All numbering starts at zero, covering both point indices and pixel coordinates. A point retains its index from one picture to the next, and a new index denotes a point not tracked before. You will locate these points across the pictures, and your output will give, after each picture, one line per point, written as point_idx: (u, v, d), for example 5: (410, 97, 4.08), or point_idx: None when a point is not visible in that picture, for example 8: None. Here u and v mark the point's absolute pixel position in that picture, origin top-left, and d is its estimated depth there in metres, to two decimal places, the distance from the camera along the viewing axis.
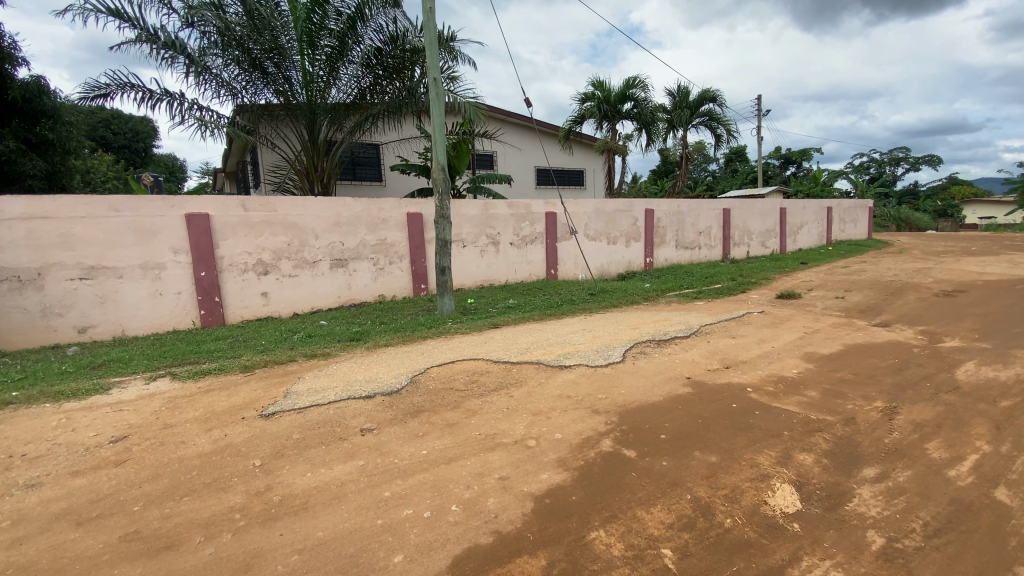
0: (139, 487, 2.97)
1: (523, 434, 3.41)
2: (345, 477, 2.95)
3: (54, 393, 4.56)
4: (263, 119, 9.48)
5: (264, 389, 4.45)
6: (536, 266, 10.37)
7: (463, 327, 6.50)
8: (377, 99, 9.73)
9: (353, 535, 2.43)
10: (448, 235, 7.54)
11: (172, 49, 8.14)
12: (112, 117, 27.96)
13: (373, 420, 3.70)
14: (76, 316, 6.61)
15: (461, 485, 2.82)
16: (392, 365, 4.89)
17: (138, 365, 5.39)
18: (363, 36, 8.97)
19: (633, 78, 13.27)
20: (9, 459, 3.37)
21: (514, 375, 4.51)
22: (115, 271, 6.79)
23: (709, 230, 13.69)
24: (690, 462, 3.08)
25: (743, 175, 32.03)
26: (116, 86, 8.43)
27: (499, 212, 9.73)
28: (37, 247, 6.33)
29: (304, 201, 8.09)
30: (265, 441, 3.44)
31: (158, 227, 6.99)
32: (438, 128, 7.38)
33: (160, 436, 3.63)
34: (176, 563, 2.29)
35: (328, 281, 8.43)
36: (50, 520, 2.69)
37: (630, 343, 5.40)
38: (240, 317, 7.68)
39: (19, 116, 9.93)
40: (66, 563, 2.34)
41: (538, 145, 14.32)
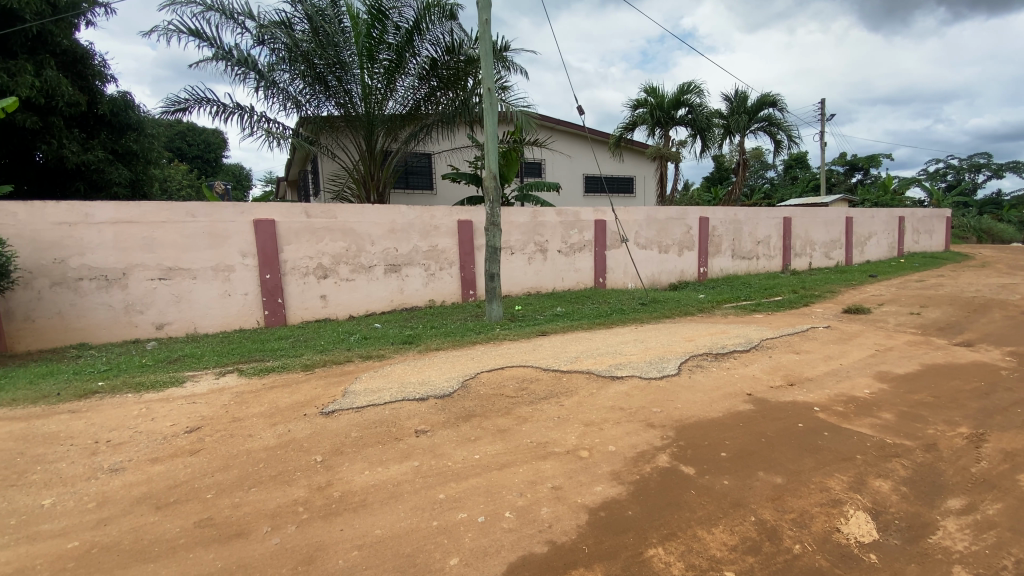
0: (212, 475, 3.14)
1: (575, 445, 3.36)
2: (401, 477, 3.00)
3: (135, 384, 4.92)
4: (325, 130, 9.90)
5: (323, 388, 4.62)
6: (584, 274, 10.27)
7: (511, 334, 6.51)
8: (432, 109, 9.99)
9: (410, 535, 2.46)
10: (498, 242, 7.59)
11: (243, 65, 8.70)
12: (188, 130, 30.16)
13: (427, 422, 3.76)
14: (155, 314, 7.13)
15: (515, 492, 2.81)
16: (443, 369, 4.95)
17: (209, 360, 5.74)
18: (419, 49, 9.21)
19: (688, 83, 12.96)
20: (97, 444, 3.67)
21: (565, 384, 4.46)
22: (190, 273, 7.27)
23: (767, 239, 13.11)
24: (754, 482, 2.93)
25: (804, 182, 30.53)
26: (194, 101, 9.07)
27: (547, 219, 9.73)
28: (123, 249, 6.88)
29: (361, 208, 8.39)
30: (325, 438, 3.56)
31: (229, 232, 7.44)
32: (491, 137, 7.48)
33: (229, 428, 3.84)
34: (245, 550, 2.40)
35: (382, 285, 8.68)
36: (133, 503, 2.90)
37: (684, 355, 5.22)
38: (300, 318, 8.05)
39: (107, 129, 10.90)
40: (146, 545, 2.50)
41: (588, 152, 14.23)
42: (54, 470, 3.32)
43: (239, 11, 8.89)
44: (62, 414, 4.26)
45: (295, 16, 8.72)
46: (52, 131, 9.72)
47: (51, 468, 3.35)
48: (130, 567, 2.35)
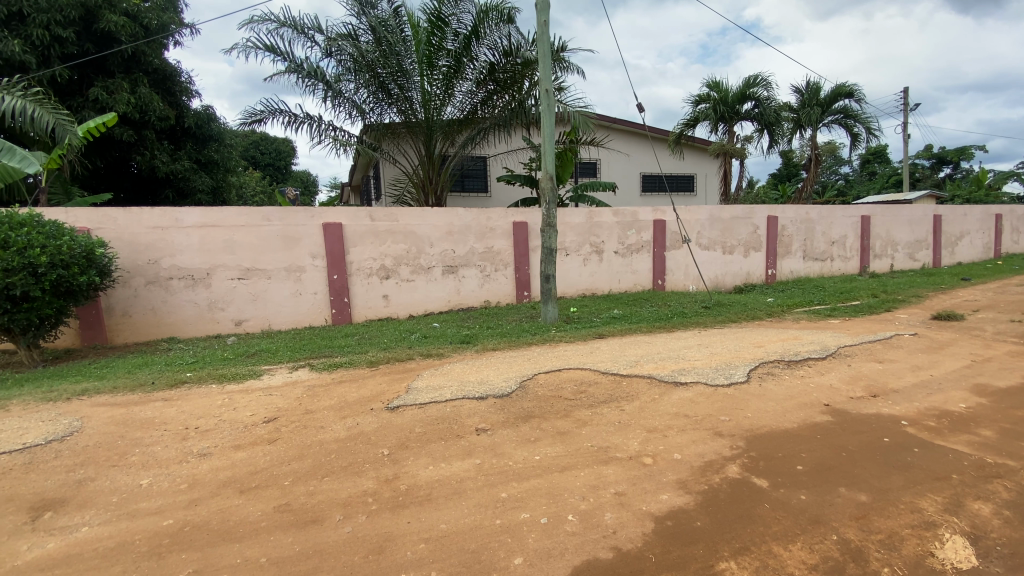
0: (288, 464, 3.33)
1: (637, 451, 3.28)
2: (464, 474, 3.06)
3: (218, 376, 5.31)
4: (387, 136, 10.22)
5: (387, 384, 4.78)
6: (642, 276, 10.04)
7: (568, 336, 6.46)
8: (489, 113, 10.12)
9: (475, 532, 2.49)
10: (554, 244, 7.56)
11: (313, 77, 9.18)
12: (260, 139, 32.22)
13: (487, 421, 3.80)
14: (234, 311, 7.66)
15: (577, 495, 2.78)
16: (501, 369, 4.99)
17: (283, 355, 6.10)
18: (477, 54, 9.36)
19: (754, 75, 12.38)
20: (186, 430, 3.99)
21: (625, 389, 4.36)
22: (266, 273, 7.76)
23: (843, 239, 12.26)
24: (834, 499, 2.74)
25: (884, 177, 28.36)
26: (268, 113, 9.68)
27: (604, 219, 9.58)
28: (208, 251, 7.44)
29: (421, 211, 8.63)
30: (391, 432, 3.68)
31: (301, 235, 7.89)
32: (548, 137, 7.45)
33: (303, 420, 4.06)
34: (320, 537, 2.53)
35: (440, 286, 8.87)
36: (219, 486, 3.12)
37: (753, 362, 4.97)
38: (364, 317, 8.39)
39: (192, 140, 11.86)
40: (232, 526, 2.69)
41: (646, 150, 13.90)
42: (151, 453, 3.63)
43: (309, 26, 9.40)
44: (156, 401, 4.66)
45: (360, 28, 9.10)
46: (145, 143, 10.71)
47: (147, 451, 3.67)
48: (219, 545, 2.53)
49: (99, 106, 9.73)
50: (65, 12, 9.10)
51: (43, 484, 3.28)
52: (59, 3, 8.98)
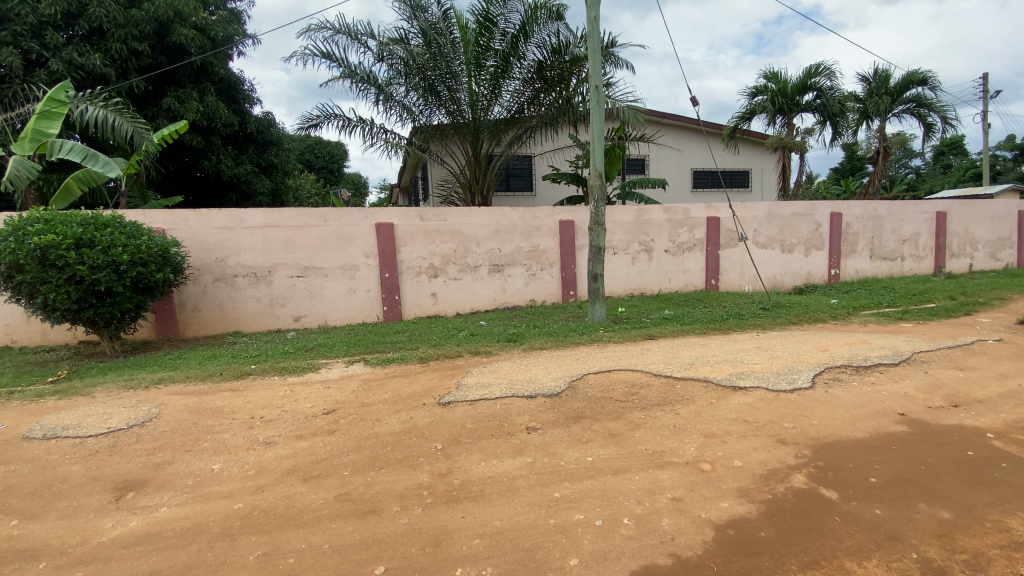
0: (347, 454, 3.45)
1: (694, 456, 3.18)
2: (516, 472, 3.06)
3: (279, 369, 5.57)
4: (435, 138, 10.37)
5: (438, 380, 4.87)
6: (694, 276, 9.73)
7: (617, 336, 6.34)
8: (536, 111, 10.11)
9: (529, 530, 2.49)
10: (603, 242, 7.45)
11: (366, 82, 9.47)
12: (315, 143, 33.56)
13: (537, 419, 3.79)
14: (293, 307, 8.02)
15: (632, 499, 2.72)
16: (550, 368, 4.98)
17: (339, 350, 6.33)
18: (525, 53, 9.38)
19: (816, 65, 11.75)
20: (252, 419, 4.21)
21: (679, 392, 4.23)
22: (322, 271, 8.07)
23: (915, 237, 11.43)
24: (912, 515, 2.55)
25: (960, 171, 26.24)
26: (324, 117, 10.06)
27: (654, 217, 9.36)
28: (270, 251, 7.83)
29: (468, 211, 8.73)
30: (443, 428, 3.75)
31: (355, 234, 8.16)
32: (597, 134, 7.35)
33: (359, 413, 4.19)
34: (379, 527, 2.62)
35: (486, 284, 8.94)
36: (283, 473, 3.27)
37: (818, 367, 4.71)
38: (414, 315, 8.58)
39: (254, 145, 12.51)
40: (297, 512, 2.82)
41: (698, 146, 13.47)
42: (221, 440, 3.86)
43: (363, 32, 9.70)
44: (225, 391, 4.95)
45: (411, 32, 9.29)
46: (212, 149, 11.39)
47: (218, 438, 3.90)
48: (285, 530, 2.65)
49: (171, 115, 10.41)
50: (139, 27, 9.73)
51: (127, 466, 3.55)
52: (136, 19, 9.65)
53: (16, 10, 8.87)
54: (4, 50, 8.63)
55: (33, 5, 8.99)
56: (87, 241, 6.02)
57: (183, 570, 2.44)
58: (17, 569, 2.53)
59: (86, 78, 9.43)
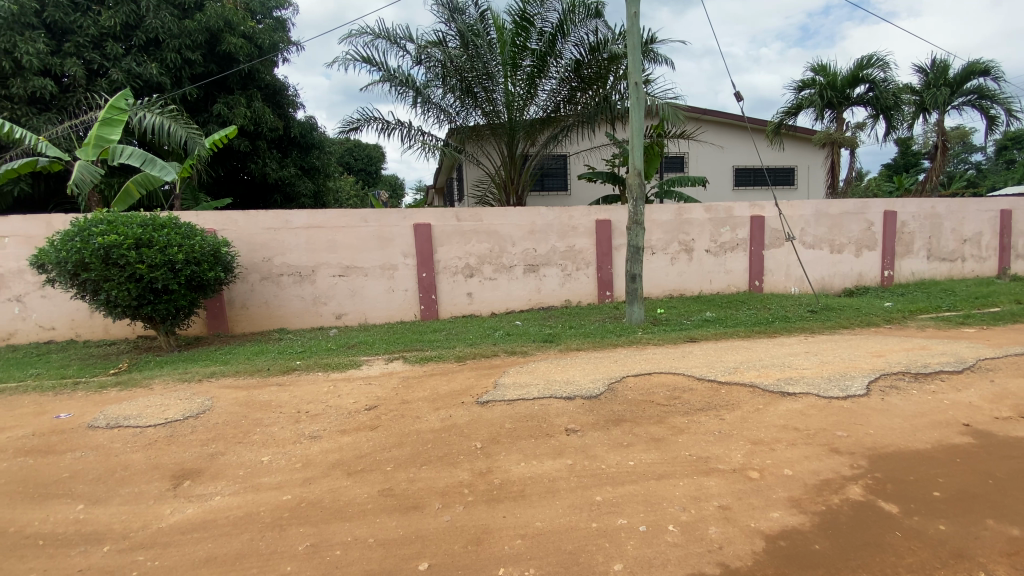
0: (389, 450, 3.52)
1: (741, 464, 3.08)
2: (556, 473, 3.05)
3: (323, 365, 5.73)
4: (471, 138, 10.43)
5: (475, 379, 4.90)
6: (737, 276, 9.45)
7: (656, 338, 6.22)
8: (572, 110, 10.03)
9: (571, 533, 2.48)
10: (641, 242, 7.32)
11: (404, 85, 9.63)
12: (355, 146, 34.41)
13: (576, 421, 3.76)
14: (335, 305, 8.25)
15: (677, 505, 2.66)
16: (588, 369, 4.93)
17: (379, 347, 6.48)
18: (562, 52, 9.33)
19: (868, 56, 11.20)
20: (298, 414, 4.35)
21: (723, 397, 4.11)
22: (362, 270, 8.27)
23: (977, 236, 10.74)
24: (980, 531, 2.39)
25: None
26: (363, 120, 10.29)
27: (695, 216, 9.14)
28: (313, 251, 8.07)
29: (504, 211, 8.75)
30: (483, 427, 3.76)
31: (394, 235, 8.32)
32: (636, 132, 7.23)
33: (400, 409, 4.27)
34: (422, 523, 2.66)
35: (522, 284, 8.95)
36: (329, 467, 3.37)
37: (873, 373, 4.48)
38: (450, 314, 8.68)
39: (297, 148, 12.93)
40: (342, 505, 2.90)
41: (740, 142, 13.07)
42: (269, 433, 4.00)
43: (401, 36, 9.86)
44: (272, 386, 5.14)
45: (449, 34, 9.37)
46: (258, 153, 11.84)
47: (267, 431, 4.05)
48: (332, 523, 2.74)
49: (221, 120, 10.88)
50: (192, 37, 10.24)
51: (183, 455, 3.73)
52: (189, 29, 10.14)
53: (79, 24, 9.43)
54: (69, 61, 9.20)
55: (95, 18, 9.53)
56: (146, 241, 6.36)
57: (236, 557, 2.54)
58: (85, 551, 2.70)
59: (142, 86, 9.95)
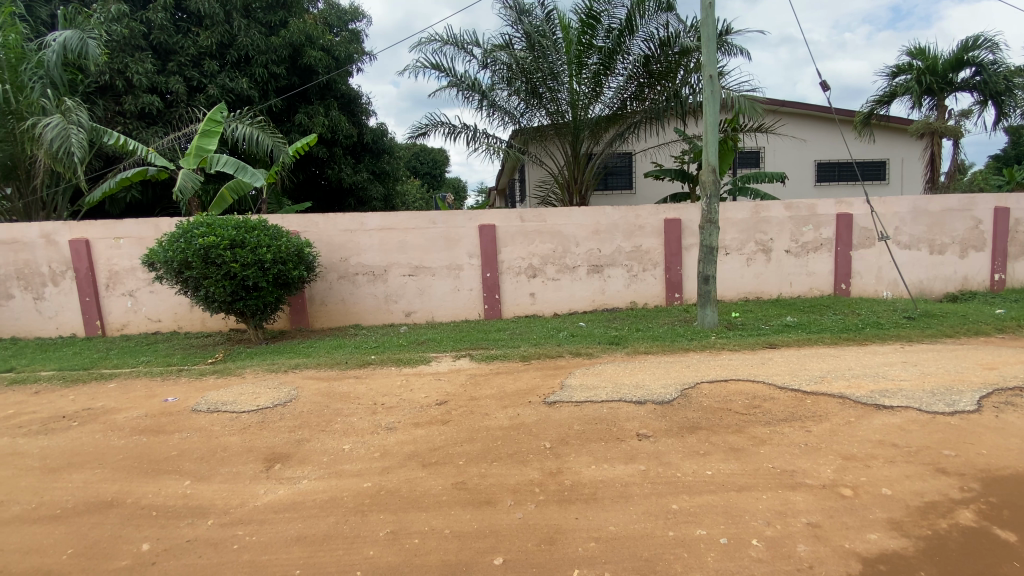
0: (461, 445, 3.63)
1: (831, 479, 2.88)
2: (629, 478, 3.00)
3: (394, 360, 5.98)
4: (535, 139, 10.45)
5: (541, 379, 4.93)
6: (820, 279, 8.84)
7: (731, 343, 5.94)
8: (639, 106, 9.80)
9: (646, 539, 2.44)
10: (715, 242, 7.03)
11: (471, 89, 9.82)
12: (422, 151, 35.63)
13: (648, 427, 3.67)
14: (405, 303, 8.57)
15: (761, 519, 2.54)
16: (658, 373, 4.81)
17: (447, 345, 6.65)
18: (630, 48, 9.17)
19: (975, 36, 10.09)
20: (375, 405, 4.57)
21: (809, 407, 3.86)
22: (430, 270, 8.53)
23: None
24: None
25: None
26: (432, 125, 10.61)
27: (773, 215, 8.65)
28: (385, 251, 8.43)
29: (568, 211, 8.71)
30: (552, 427, 3.77)
31: (460, 236, 8.52)
32: (711, 127, 6.95)
33: (469, 406, 4.37)
34: (495, 518, 2.72)
35: (585, 285, 8.86)
36: (405, 458, 3.52)
37: (985, 389, 4.03)
38: (513, 313, 8.76)
39: (370, 154, 13.57)
40: (419, 496, 3.02)
41: (822, 135, 12.21)
42: (349, 422, 4.24)
43: (469, 41, 10.08)
44: (350, 378, 5.44)
45: (515, 36, 9.44)
46: (335, 159, 12.55)
47: (347, 421, 4.29)
48: (409, 512, 2.86)
49: (302, 129, 11.64)
50: (278, 53, 11.06)
51: (274, 440, 4.03)
52: (275, 45, 10.94)
53: (180, 44, 10.38)
54: (173, 79, 10.16)
55: (195, 39, 10.48)
56: (239, 242, 6.95)
57: (324, 538, 2.71)
58: (192, 523, 2.99)
59: (234, 100, 10.83)
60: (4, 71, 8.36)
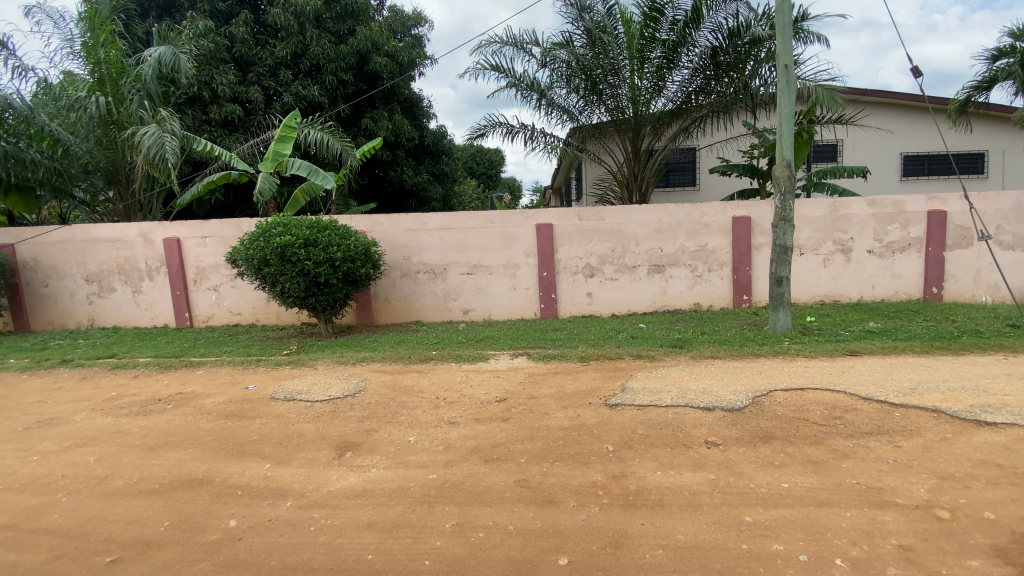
0: (522, 442, 3.66)
1: (924, 500, 2.66)
2: (698, 487, 2.90)
3: (454, 356, 6.12)
4: (593, 137, 10.32)
5: (601, 380, 4.87)
6: (906, 282, 8.16)
7: (806, 349, 5.60)
8: (704, 100, 9.46)
9: (718, 551, 2.35)
10: (789, 241, 6.65)
11: (530, 88, 9.82)
12: (479, 152, 36.19)
13: (717, 434, 3.54)
14: (463, 301, 8.74)
15: (844, 538, 2.38)
16: (726, 379, 4.62)
17: (505, 343, 6.71)
18: (696, 40, 8.86)
19: None
20: (437, 400, 4.71)
21: (898, 421, 3.58)
22: (488, 269, 8.65)
23: None
24: None
25: None
26: (490, 126, 10.73)
27: (854, 212, 8.06)
28: (445, 250, 8.64)
29: (629, 210, 8.54)
30: (614, 430, 3.72)
31: (518, 235, 8.57)
32: (787, 120, 6.58)
33: (529, 404, 4.40)
34: (559, 518, 2.72)
35: (646, 285, 8.66)
36: (468, 452, 3.60)
37: None
38: (570, 313, 8.72)
39: (430, 156, 13.96)
40: (482, 490, 3.08)
41: (910, 126, 11.25)
42: (414, 415, 4.38)
43: (528, 41, 10.10)
44: (413, 372, 5.63)
45: (576, 33, 9.34)
46: (398, 161, 12.98)
47: (411, 413, 4.44)
48: (474, 506, 2.92)
49: (368, 133, 12.14)
50: (346, 60, 11.59)
51: (345, 428, 4.25)
52: (343, 53, 11.49)
53: (259, 55, 11.13)
54: (252, 89, 10.90)
55: (271, 50, 11.19)
56: (312, 241, 7.36)
57: (393, 526, 2.83)
58: (273, 503, 3.21)
59: (306, 106, 11.47)
60: (106, 85, 9.34)
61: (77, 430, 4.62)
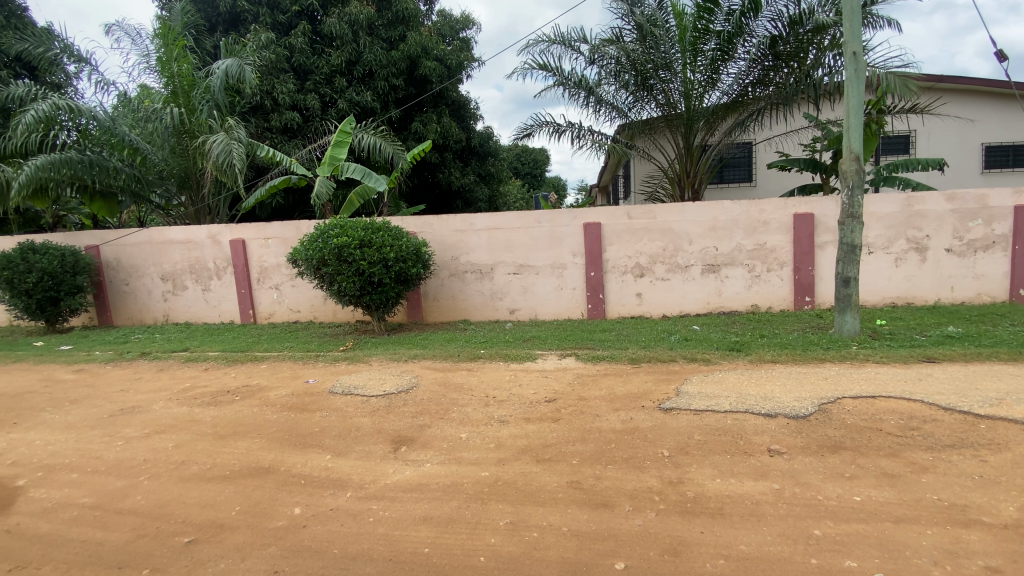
0: (574, 444, 3.65)
1: (1018, 520, 2.45)
2: (760, 496, 2.80)
3: (503, 355, 6.16)
4: (643, 133, 10.12)
5: (653, 383, 4.77)
6: (990, 283, 7.53)
7: (876, 355, 5.26)
8: (762, 92, 9.07)
9: (783, 564, 2.26)
10: (858, 239, 6.26)
11: (577, 86, 9.74)
12: (523, 152, 36.24)
13: (781, 442, 3.39)
14: (509, 301, 8.80)
15: (924, 557, 2.23)
16: (788, 384, 4.41)
17: (553, 343, 6.70)
18: (754, 29, 8.50)
19: None
20: (488, 398, 4.76)
21: (984, 434, 3.31)
22: (535, 269, 8.66)
23: None
24: None
25: None
26: (537, 125, 10.73)
27: (931, 208, 7.49)
28: (492, 250, 8.72)
29: (681, 208, 8.32)
30: (669, 434, 3.64)
31: (565, 235, 8.53)
32: (855, 110, 6.20)
33: (580, 405, 4.38)
34: (614, 522, 2.70)
35: (698, 286, 8.41)
36: (519, 451, 3.62)
37: None
38: (619, 313, 8.59)
39: (476, 157, 14.16)
40: (535, 490, 3.09)
41: (993, 113, 10.37)
42: (465, 413, 4.45)
43: (576, 39, 10.02)
44: (462, 370, 5.72)
45: (625, 28, 9.17)
46: (445, 163, 13.23)
47: (463, 411, 4.52)
48: (527, 505, 2.94)
49: (417, 136, 12.43)
50: (397, 65, 11.89)
51: (399, 423, 4.38)
52: (395, 58, 11.80)
53: (316, 64, 11.64)
54: (310, 96, 11.39)
55: (327, 58, 11.65)
56: (367, 242, 7.62)
57: (449, 521, 2.89)
58: (334, 493, 3.35)
59: (360, 111, 11.90)
60: (179, 97, 10.00)
61: (156, 418, 5.01)
